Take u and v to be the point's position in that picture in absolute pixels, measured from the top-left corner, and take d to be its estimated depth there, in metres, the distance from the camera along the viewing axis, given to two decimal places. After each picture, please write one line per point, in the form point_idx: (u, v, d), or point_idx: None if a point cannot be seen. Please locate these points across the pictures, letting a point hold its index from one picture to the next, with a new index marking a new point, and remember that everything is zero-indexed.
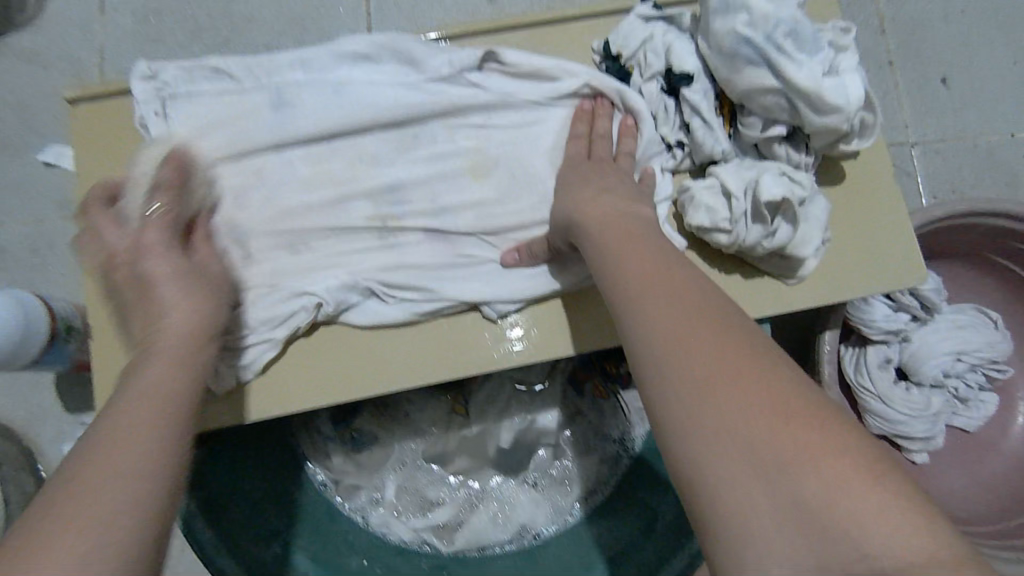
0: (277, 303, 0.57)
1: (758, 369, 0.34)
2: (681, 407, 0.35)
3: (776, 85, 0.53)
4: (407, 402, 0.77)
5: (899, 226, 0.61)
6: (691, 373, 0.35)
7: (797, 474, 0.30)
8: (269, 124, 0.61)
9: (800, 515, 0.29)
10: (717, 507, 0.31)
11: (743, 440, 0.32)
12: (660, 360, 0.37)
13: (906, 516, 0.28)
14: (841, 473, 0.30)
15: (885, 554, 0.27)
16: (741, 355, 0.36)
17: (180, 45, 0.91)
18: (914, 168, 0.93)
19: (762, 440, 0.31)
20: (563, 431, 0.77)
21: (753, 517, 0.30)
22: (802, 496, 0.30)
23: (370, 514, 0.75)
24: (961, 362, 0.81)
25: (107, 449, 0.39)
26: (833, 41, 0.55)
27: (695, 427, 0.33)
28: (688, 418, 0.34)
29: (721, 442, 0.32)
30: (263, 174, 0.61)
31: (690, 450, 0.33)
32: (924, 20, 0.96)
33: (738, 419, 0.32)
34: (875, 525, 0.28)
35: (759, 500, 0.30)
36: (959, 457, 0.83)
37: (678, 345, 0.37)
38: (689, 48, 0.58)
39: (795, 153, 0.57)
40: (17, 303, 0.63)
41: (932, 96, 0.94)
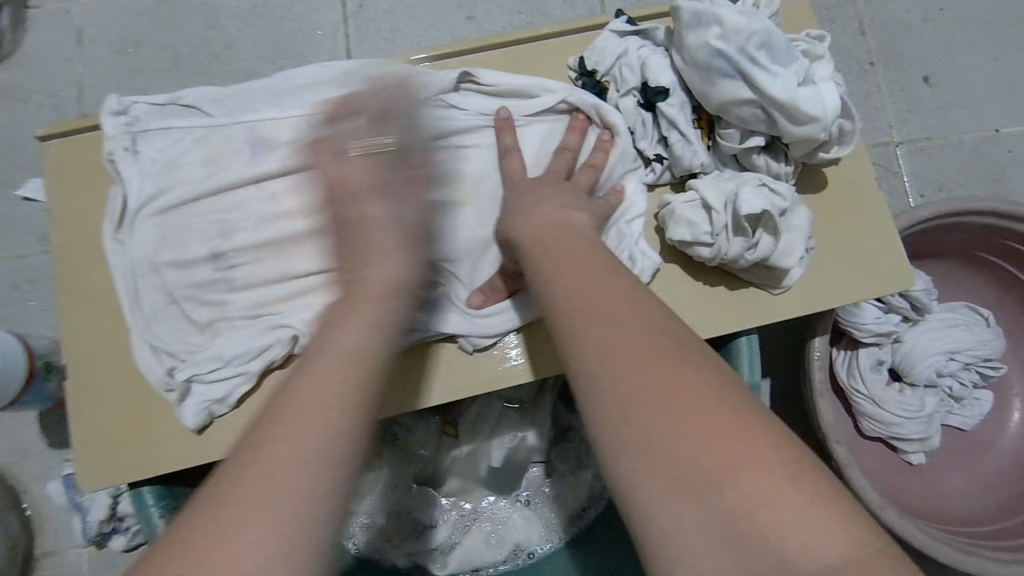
0: (253, 336, 0.57)
1: (691, 384, 0.34)
2: (612, 427, 0.35)
3: (752, 96, 0.52)
4: (396, 424, 0.75)
5: (883, 230, 0.61)
6: (619, 391, 0.36)
7: (721, 489, 0.31)
8: (244, 157, 0.61)
9: (725, 530, 0.30)
10: (648, 526, 0.32)
11: (668, 459, 0.32)
12: (594, 379, 0.37)
13: (826, 521, 0.29)
14: (762, 484, 0.30)
15: (806, 562, 0.28)
16: (675, 367, 0.36)
17: (159, 74, 0.90)
18: (900, 168, 0.92)
19: (687, 457, 0.32)
20: (554, 448, 0.78)
21: (682, 535, 0.31)
22: (725, 510, 0.30)
23: (362, 539, 0.75)
24: (955, 361, 0.80)
25: (304, 428, 0.37)
26: (808, 51, 0.54)
27: (631, 447, 0.34)
28: (623, 438, 0.34)
29: (648, 463, 0.33)
30: (238, 205, 0.60)
31: (628, 471, 0.33)
32: (903, 20, 0.96)
33: (663, 437, 0.33)
34: (797, 534, 0.29)
35: (687, 517, 0.31)
36: (955, 457, 0.82)
37: (612, 361, 0.37)
38: (664, 62, 0.58)
39: (774, 163, 0.56)
40: None
41: (915, 95, 0.94)
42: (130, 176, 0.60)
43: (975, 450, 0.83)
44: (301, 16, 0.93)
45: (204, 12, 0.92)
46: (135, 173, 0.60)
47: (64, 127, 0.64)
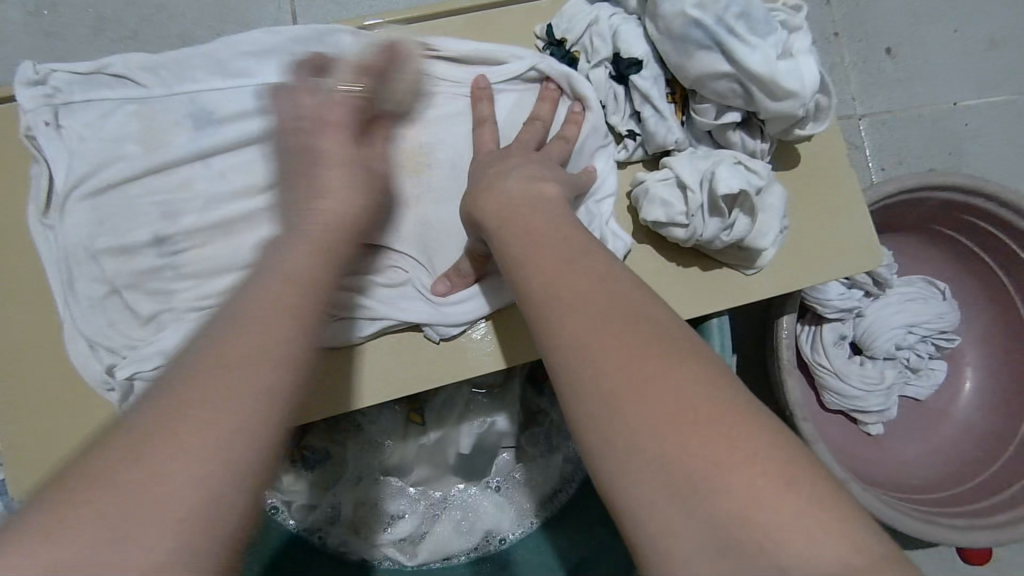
0: (201, 329, 0.53)
1: (673, 370, 0.32)
2: (593, 422, 0.32)
3: (729, 70, 0.50)
4: (359, 413, 0.72)
5: (855, 206, 0.60)
6: (599, 382, 0.33)
7: (711, 489, 0.28)
8: (181, 131, 0.55)
9: (714, 533, 0.27)
10: (634, 527, 0.30)
11: (654, 457, 0.30)
12: (570, 367, 0.34)
13: (822, 522, 0.27)
14: (754, 483, 0.28)
15: (802, 566, 0.26)
16: (655, 351, 0.33)
17: (80, 38, 0.82)
18: (862, 141, 0.93)
19: (673, 455, 0.29)
20: (523, 432, 0.75)
21: (670, 538, 0.28)
22: (715, 511, 0.28)
23: (328, 534, 0.73)
24: (913, 334, 0.82)
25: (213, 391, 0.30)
26: (786, 22, 0.52)
27: (608, 444, 0.31)
28: (603, 429, 0.32)
29: (632, 461, 0.30)
30: (176, 186, 0.55)
31: (608, 467, 0.31)
32: None
33: (648, 433, 0.30)
34: (792, 536, 0.27)
35: (674, 520, 0.28)
36: (911, 426, 0.85)
37: (588, 347, 0.34)
38: (636, 31, 0.55)
39: (749, 140, 0.54)
40: None
41: (877, 67, 0.94)
42: (54, 153, 0.54)
43: (930, 419, 0.85)
44: None
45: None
46: (59, 150, 0.54)
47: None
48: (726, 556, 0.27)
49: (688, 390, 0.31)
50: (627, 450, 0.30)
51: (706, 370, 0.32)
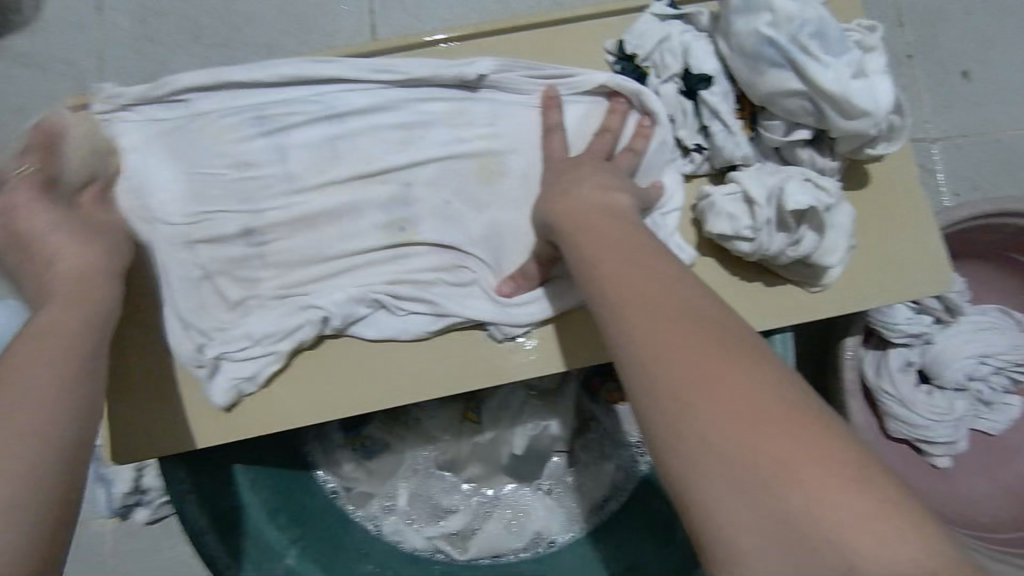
0: (283, 316, 0.57)
1: (741, 371, 0.33)
2: (662, 419, 0.34)
3: (801, 87, 0.51)
4: (418, 408, 0.76)
5: (926, 227, 0.59)
6: (667, 380, 0.34)
7: (783, 487, 0.29)
8: (272, 133, 0.59)
9: (785, 529, 0.29)
10: (705, 519, 0.31)
11: (723, 454, 0.31)
12: (635, 368, 0.36)
13: (893, 523, 0.28)
14: (824, 483, 0.29)
15: (874, 563, 0.27)
16: (720, 352, 0.34)
17: (181, 47, 0.89)
18: (934, 165, 0.90)
19: (744, 453, 0.31)
20: (577, 438, 0.77)
21: (740, 531, 0.30)
22: (786, 508, 0.29)
23: (383, 522, 0.75)
24: (986, 365, 0.79)
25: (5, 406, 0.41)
26: (860, 42, 0.53)
27: (675, 440, 0.33)
28: (669, 427, 0.33)
29: (702, 457, 0.31)
30: (267, 185, 0.59)
31: (678, 463, 0.32)
32: (944, 12, 0.94)
33: (716, 430, 0.31)
34: (863, 534, 0.28)
35: (744, 514, 0.30)
36: (980, 461, 0.81)
37: (652, 349, 0.36)
38: (707, 49, 0.57)
39: (819, 158, 0.55)
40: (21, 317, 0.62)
41: (953, 90, 0.92)
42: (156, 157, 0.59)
43: (1002, 455, 0.82)
44: None
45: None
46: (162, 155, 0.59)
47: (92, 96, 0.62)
48: (794, 553, 0.28)
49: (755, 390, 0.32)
50: (694, 447, 0.32)
51: (772, 374, 0.33)
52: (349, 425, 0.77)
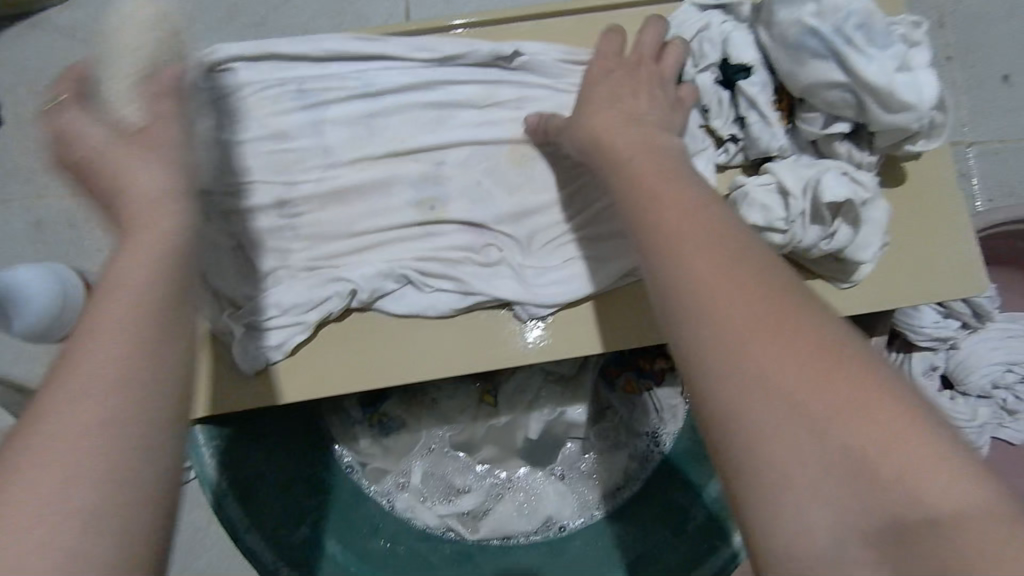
0: (310, 287, 0.58)
1: (802, 321, 0.33)
2: (718, 363, 0.33)
3: (843, 79, 0.50)
4: (435, 388, 0.76)
5: (962, 226, 0.58)
6: (729, 321, 0.34)
7: (847, 424, 0.30)
8: (306, 107, 0.60)
9: (851, 466, 0.29)
10: (759, 458, 0.31)
11: (788, 395, 0.31)
12: (687, 311, 0.36)
13: (955, 466, 0.29)
14: (889, 425, 0.30)
15: (941, 504, 0.28)
16: (799, 310, 0.34)
17: (219, 24, 0.90)
18: (969, 170, 0.89)
19: (807, 393, 0.31)
20: (593, 426, 0.76)
21: (800, 469, 0.30)
22: (850, 446, 0.30)
23: (396, 498, 0.75)
24: (1012, 373, 0.78)
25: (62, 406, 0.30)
26: (905, 36, 0.52)
27: (734, 379, 0.33)
28: (733, 378, 0.33)
29: (765, 396, 0.31)
30: (297, 157, 0.60)
31: (737, 404, 0.32)
32: (986, 16, 0.92)
33: (784, 372, 0.32)
34: (929, 474, 0.28)
35: (807, 456, 0.30)
36: (1000, 470, 0.80)
37: (710, 291, 0.35)
38: (748, 38, 0.56)
39: (857, 152, 0.54)
40: (57, 281, 0.63)
41: (991, 95, 0.90)
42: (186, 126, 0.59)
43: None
44: None
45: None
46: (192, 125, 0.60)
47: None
48: (867, 491, 0.29)
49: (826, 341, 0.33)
50: (758, 393, 0.32)
51: (859, 340, 0.34)
52: (366, 403, 0.77)
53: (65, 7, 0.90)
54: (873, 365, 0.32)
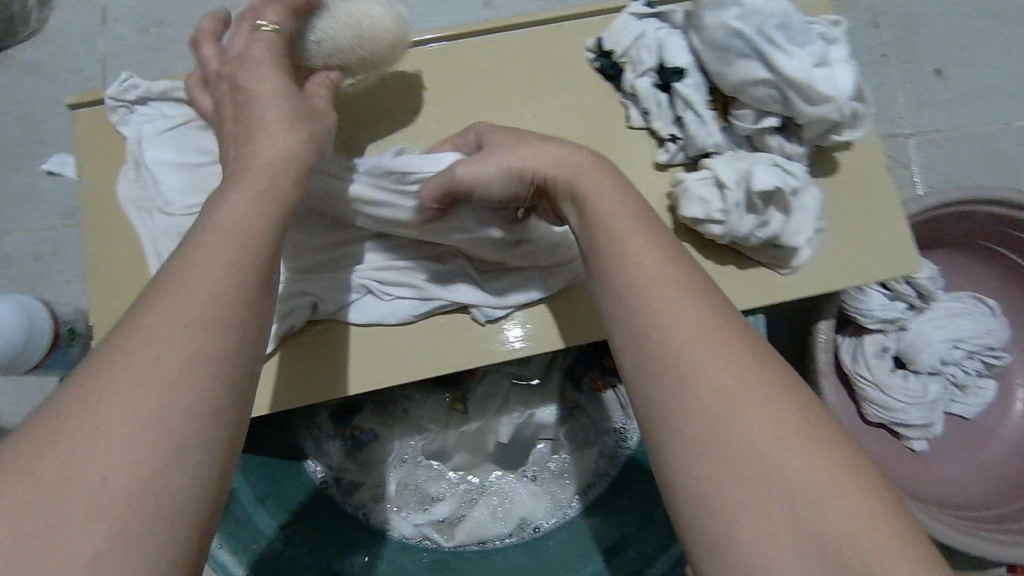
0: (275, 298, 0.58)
1: (779, 397, 0.35)
2: (696, 425, 0.34)
3: (767, 76, 0.53)
4: (407, 398, 0.78)
5: (892, 210, 0.62)
6: (709, 388, 0.35)
7: (811, 498, 0.32)
8: None
9: (812, 539, 0.31)
10: (726, 524, 0.32)
11: (761, 466, 0.33)
12: (671, 371, 0.36)
13: (906, 550, 0.30)
14: (849, 505, 0.31)
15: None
16: (772, 370, 0.36)
17: (180, 54, 0.92)
18: (910, 159, 0.93)
19: (780, 467, 0.32)
20: (563, 425, 0.79)
21: (763, 537, 0.31)
22: (815, 522, 0.31)
23: (372, 511, 0.76)
24: (959, 349, 0.81)
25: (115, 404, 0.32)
26: (822, 34, 0.55)
27: (711, 444, 0.34)
28: (716, 447, 0.33)
29: (740, 464, 0.33)
30: None
31: (712, 468, 0.33)
32: (917, 14, 0.97)
33: (759, 444, 0.33)
34: (881, 553, 0.30)
35: (773, 525, 0.31)
36: (957, 445, 0.83)
37: (695, 357, 0.36)
38: (680, 44, 0.60)
39: (787, 144, 0.57)
40: (21, 309, 0.64)
41: (926, 87, 0.95)
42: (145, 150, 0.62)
43: (979, 439, 0.83)
44: None
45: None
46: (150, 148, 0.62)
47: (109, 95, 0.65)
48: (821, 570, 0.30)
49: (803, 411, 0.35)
50: (733, 459, 0.33)
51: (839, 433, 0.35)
52: (339, 417, 0.78)
53: (27, 43, 0.92)
54: (838, 444, 0.34)
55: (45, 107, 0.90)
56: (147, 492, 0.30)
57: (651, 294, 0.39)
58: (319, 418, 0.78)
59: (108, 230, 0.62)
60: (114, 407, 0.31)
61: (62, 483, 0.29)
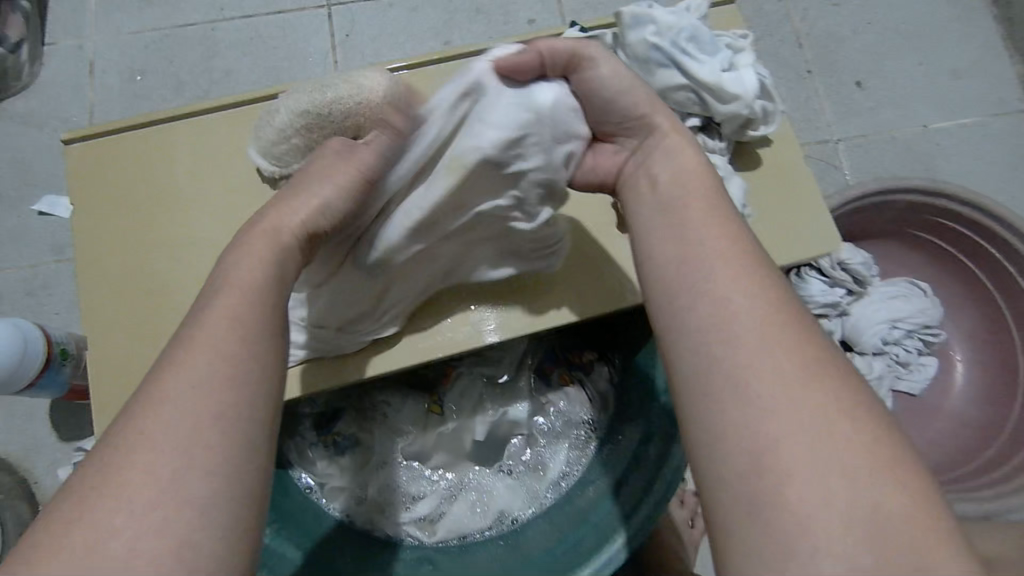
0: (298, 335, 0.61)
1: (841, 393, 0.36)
2: (763, 413, 0.36)
3: (685, 82, 0.61)
4: (385, 403, 0.81)
5: (812, 196, 0.69)
6: (778, 381, 0.36)
7: (874, 489, 0.33)
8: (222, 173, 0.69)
9: (876, 525, 0.32)
10: (789, 506, 0.33)
11: (829, 455, 0.34)
12: (736, 362, 0.37)
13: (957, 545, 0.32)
14: (906, 497, 0.33)
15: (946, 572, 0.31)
16: (826, 359, 0.38)
17: (164, 99, 0.99)
18: (840, 162, 1.02)
19: (850, 459, 0.34)
20: (535, 420, 0.83)
21: (826, 520, 0.32)
22: (880, 509, 0.33)
23: (356, 514, 0.79)
24: (898, 329, 0.87)
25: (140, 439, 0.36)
26: (731, 44, 0.64)
27: (777, 431, 0.35)
28: (782, 435, 0.35)
29: (809, 451, 0.34)
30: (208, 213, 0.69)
31: (780, 452, 0.34)
32: (835, 34, 1.08)
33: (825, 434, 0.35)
34: (939, 551, 0.32)
35: (837, 511, 0.33)
36: (906, 419, 0.89)
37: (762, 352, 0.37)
38: (611, 60, 0.67)
39: (710, 141, 0.65)
40: (18, 330, 0.68)
41: (849, 97, 1.05)
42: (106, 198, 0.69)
43: (927, 414, 0.89)
44: (295, 45, 1.02)
45: (204, 44, 1.02)
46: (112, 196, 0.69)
47: (102, 129, 0.70)
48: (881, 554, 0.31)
49: (859, 404, 0.36)
50: (802, 447, 0.34)
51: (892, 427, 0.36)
52: (320, 425, 0.82)
53: (19, 96, 0.99)
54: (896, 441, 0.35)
55: (37, 154, 0.96)
56: (167, 505, 0.34)
57: (706, 290, 0.41)
58: (301, 429, 0.81)
59: (103, 253, 0.67)
60: (143, 438, 0.36)
61: (113, 487, 0.35)
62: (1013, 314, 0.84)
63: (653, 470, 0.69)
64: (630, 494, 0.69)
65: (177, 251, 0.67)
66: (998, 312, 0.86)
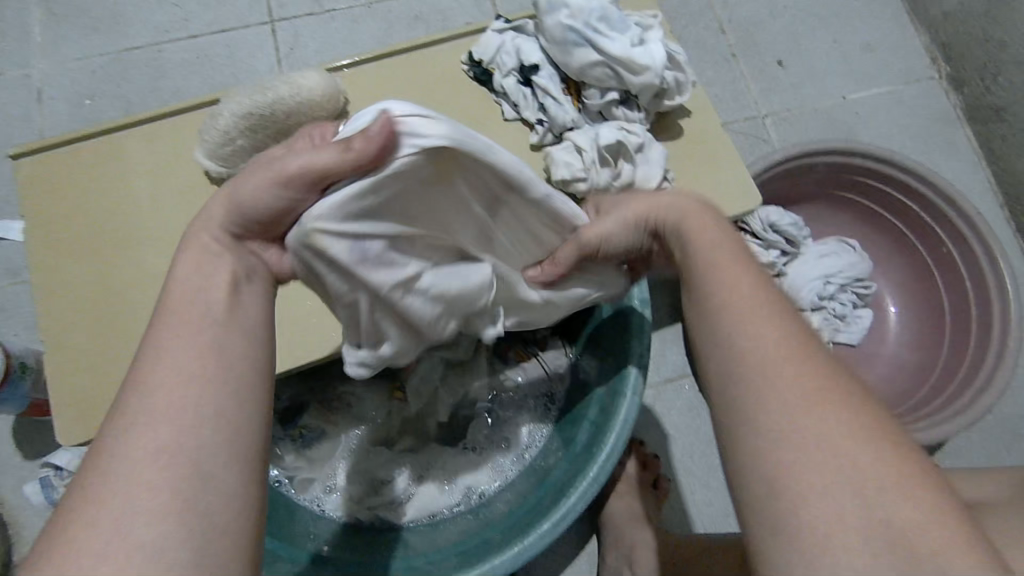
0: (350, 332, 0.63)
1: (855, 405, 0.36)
2: (776, 425, 0.36)
3: (599, 58, 0.66)
4: (348, 392, 0.84)
5: (730, 158, 0.74)
6: (793, 396, 0.37)
7: (890, 499, 0.33)
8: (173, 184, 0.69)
9: (892, 535, 0.33)
10: (799, 516, 0.34)
11: (851, 471, 0.34)
12: (755, 380, 0.38)
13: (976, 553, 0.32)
14: (923, 508, 0.33)
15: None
16: (837, 374, 0.38)
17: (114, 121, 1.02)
18: (769, 136, 1.08)
19: (870, 475, 0.34)
20: (494, 397, 0.86)
21: (839, 530, 0.33)
22: (893, 519, 0.33)
23: (326, 501, 0.81)
24: (831, 284, 0.93)
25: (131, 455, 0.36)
26: (640, 23, 0.69)
27: (792, 445, 0.35)
28: (799, 447, 0.35)
29: (828, 466, 0.34)
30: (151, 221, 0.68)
31: (794, 464, 0.35)
32: (755, 19, 1.14)
33: (843, 448, 0.35)
34: (959, 559, 0.32)
35: (851, 523, 0.33)
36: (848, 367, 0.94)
37: (775, 369, 0.38)
38: (533, 46, 0.72)
39: (629, 113, 0.70)
40: None
41: (773, 76, 1.11)
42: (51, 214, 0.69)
43: (866, 361, 0.94)
44: (240, 61, 1.06)
45: (152, 67, 1.05)
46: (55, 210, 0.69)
47: (45, 143, 0.70)
48: (899, 562, 0.32)
49: (868, 413, 0.36)
50: (815, 461, 0.35)
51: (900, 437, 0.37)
52: (287, 420, 0.84)
53: None
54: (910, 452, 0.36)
55: None
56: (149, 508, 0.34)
57: (722, 310, 0.41)
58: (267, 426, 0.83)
59: (56, 258, 0.67)
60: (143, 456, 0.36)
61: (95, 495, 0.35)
62: (934, 261, 0.91)
63: (601, 428, 0.70)
64: (587, 447, 0.71)
65: (134, 256, 0.67)
66: (921, 261, 0.93)
